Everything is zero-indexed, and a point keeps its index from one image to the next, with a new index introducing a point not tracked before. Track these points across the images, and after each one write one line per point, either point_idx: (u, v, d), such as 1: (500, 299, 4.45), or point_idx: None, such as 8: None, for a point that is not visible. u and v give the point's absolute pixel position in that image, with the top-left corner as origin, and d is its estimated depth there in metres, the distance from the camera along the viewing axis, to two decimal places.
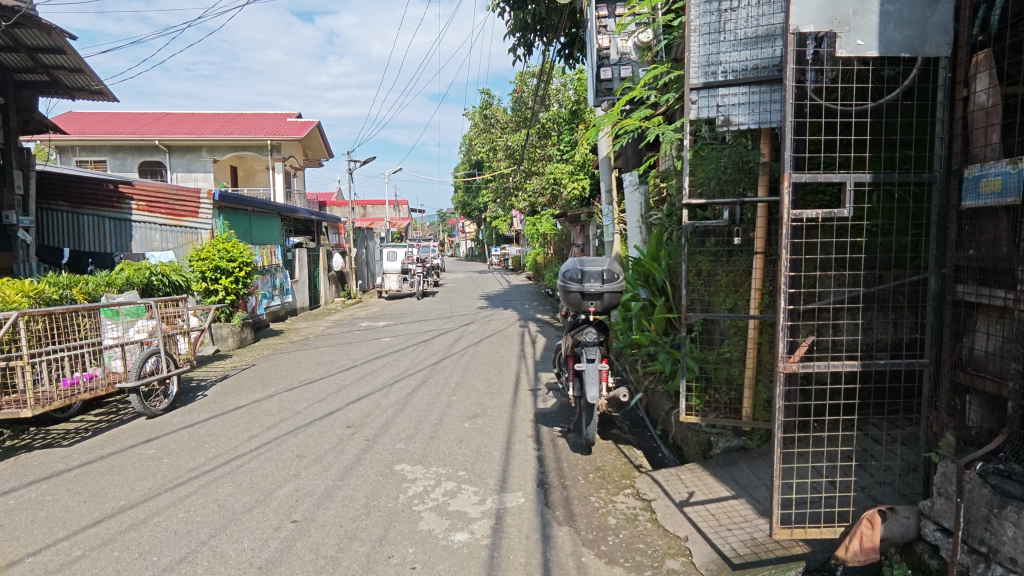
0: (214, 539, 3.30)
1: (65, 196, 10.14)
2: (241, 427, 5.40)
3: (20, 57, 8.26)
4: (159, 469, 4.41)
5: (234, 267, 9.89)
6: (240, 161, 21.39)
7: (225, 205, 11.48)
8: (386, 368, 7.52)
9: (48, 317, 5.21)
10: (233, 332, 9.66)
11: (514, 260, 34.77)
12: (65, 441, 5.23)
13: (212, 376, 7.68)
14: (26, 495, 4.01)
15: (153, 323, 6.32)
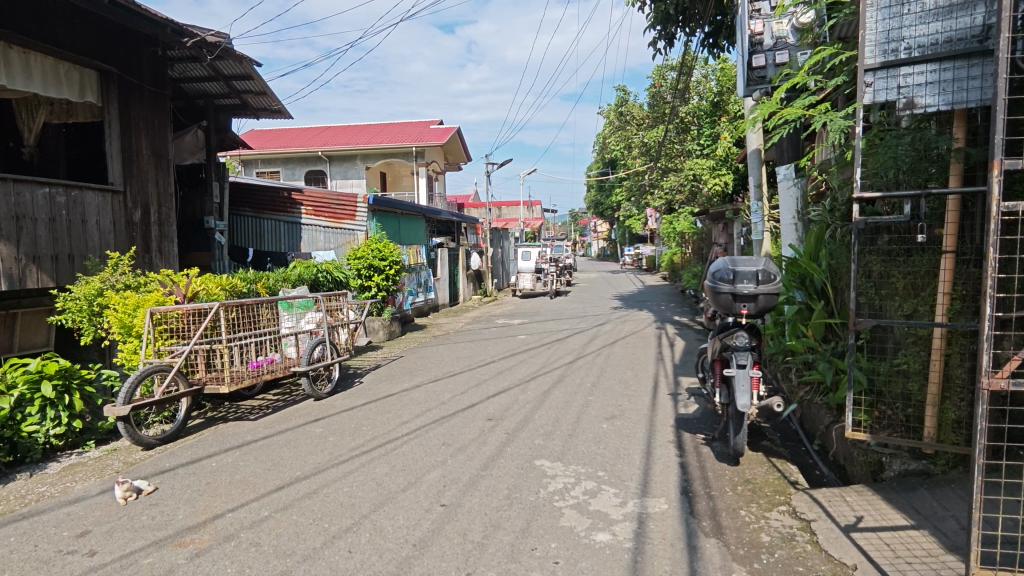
0: (374, 514, 3.60)
1: (250, 202, 11.75)
2: (393, 413, 5.85)
3: (219, 85, 9.65)
4: (325, 446, 4.92)
5: (385, 266, 10.66)
6: (389, 168, 23.15)
7: (378, 208, 12.46)
8: (523, 365, 7.70)
9: (240, 308, 6.01)
10: (384, 325, 10.49)
11: (649, 260, 33.81)
12: (253, 416, 6.03)
13: (367, 365, 8.41)
14: (224, 460, 4.68)
15: (320, 315, 7.07)
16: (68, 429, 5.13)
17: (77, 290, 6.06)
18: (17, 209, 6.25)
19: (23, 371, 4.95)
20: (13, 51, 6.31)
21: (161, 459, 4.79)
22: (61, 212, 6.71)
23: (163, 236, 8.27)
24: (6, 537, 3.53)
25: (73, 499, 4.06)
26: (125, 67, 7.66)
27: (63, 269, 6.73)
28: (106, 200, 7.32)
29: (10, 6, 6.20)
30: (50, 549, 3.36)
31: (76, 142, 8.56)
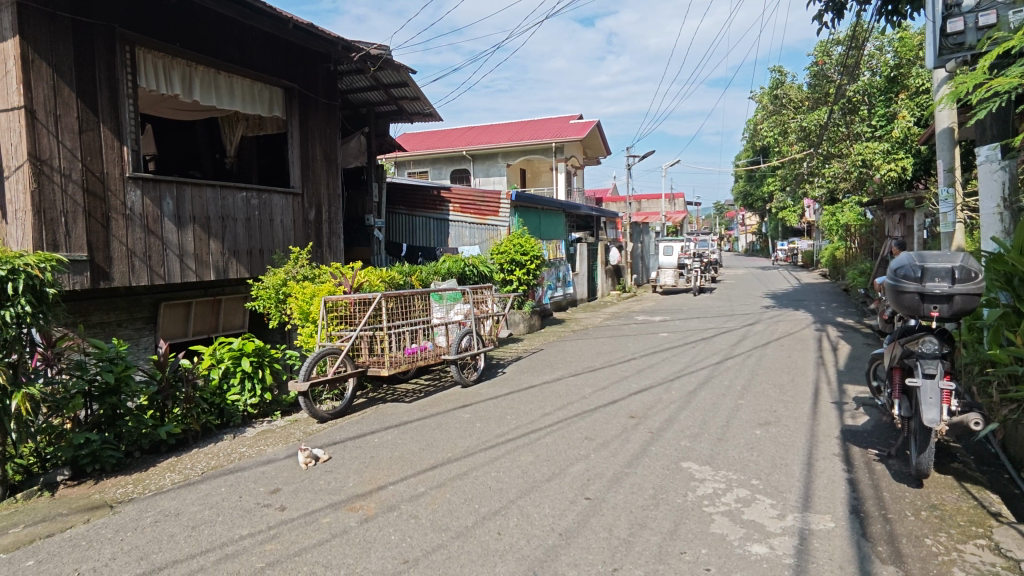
0: (521, 500, 3.73)
1: (404, 202, 12.72)
2: (536, 404, 5.99)
3: (380, 93, 10.50)
4: (474, 431, 5.18)
5: (526, 260, 10.93)
6: (529, 164, 23.66)
7: (521, 204, 12.76)
8: (666, 363, 7.47)
9: (398, 298, 6.51)
10: (524, 318, 10.79)
11: (805, 255, 30.97)
12: (408, 398, 6.54)
13: (509, 356, 8.71)
14: (385, 437, 5.12)
15: (467, 307, 7.44)
16: (261, 400, 5.96)
17: (267, 280, 6.99)
18: (222, 211, 7.36)
19: (228, 348, 5.79)
20: (220, 75, 7.47)
21: (334, 432, 5.36)
22: (254, 212, 7.78)
23: (332, 233, 9.23)
24: (218, 487, 4.19)
25: (267, 460, 4.70)
26: (305, 83, 8.65)
27: (256, 262, 7.81)
28: (289, 202, 8.33)
29: (219, 37, 7.32)
30: (250, 501, 3.92)
31: (266, 151, 9.84)
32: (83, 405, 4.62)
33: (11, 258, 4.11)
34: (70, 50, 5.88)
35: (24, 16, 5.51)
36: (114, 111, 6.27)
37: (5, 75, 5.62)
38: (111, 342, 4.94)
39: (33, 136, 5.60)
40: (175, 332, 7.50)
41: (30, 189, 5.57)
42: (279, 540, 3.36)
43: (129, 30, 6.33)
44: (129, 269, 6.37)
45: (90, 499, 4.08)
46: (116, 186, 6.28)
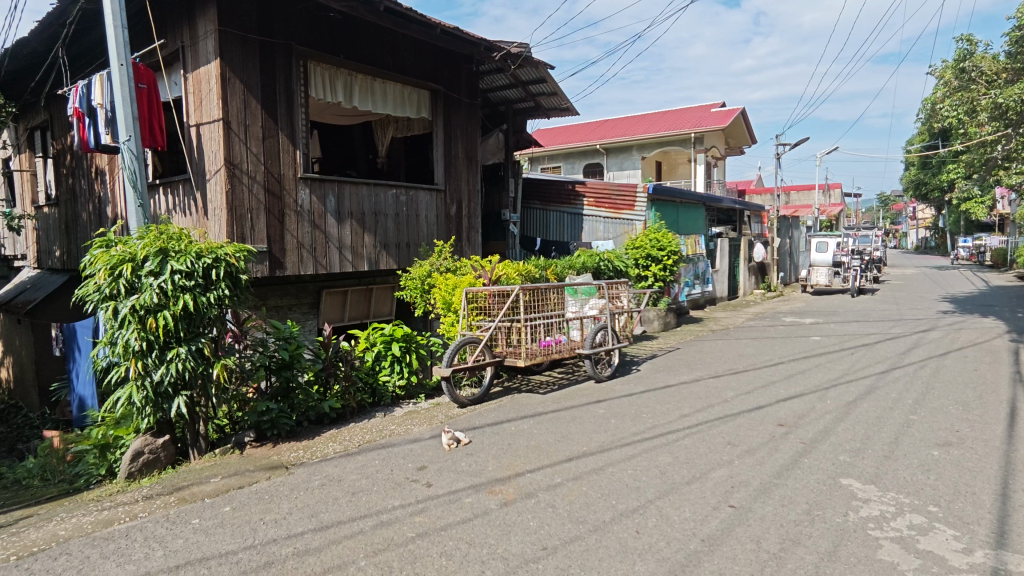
0: (660, 501, 3.64)
1: (539, 196, 12.89)
2: (673, 404, 5.80)
3: (518, 90, 10.72)
4: (609, 427, 5.14)
5: (663, 255, 10.58)
6: (666, 156, 22.88)
7: (658, 197, 12.35)
8: (820, 370, 6.85)
9: (535, 291, 6.61)
10: (659, 315, 10.51)
11: (995, 252, 26.58)
12: (542, 390, 6.66)
13: (644, 353, 8.53)
14: (522, 426, 5.26)
15: (602, 302, 7.37)
16: (408, 382, 6.40)
17: (414, 271, 7.46)
18: (376, 207, 8.00)
19: (380, 333, 6.31)
20: (376, 82, 8.09)
21: (473, 417, 5.62)
22: (403, 208, 8.36)
23: (471, 228, 9.64)
24: (373, 459, 4.59)
25: (414, 439, 5.05)
26: (450, 85, 9.09)
27: (403, 255, 8.39)
28: (433, 198, 8.83)
29: (376, 47, 7.94)
30: (401, 475, 4.24)
31: (413, 151, 10.50)
32: (264, 377, 5.29)
33: (214, 248, 4.81)
34: (257, 67, 6.72)
35: (223, 40, 6.39)
36: (290, 119, 7.07)
37: (208, 92, 6.57)
38: (286, 323, 5.59)
39: (228, 144, 6.49)
40: (334, 316, 8.27)
41: (225, 189, 6.47)
42: (426, 514, 3.60)
43: (303, 46, 7.10)
44: (298, 259, 7.17)
45: (270, 460, 4.67)
46: (290, 186, 7.09)
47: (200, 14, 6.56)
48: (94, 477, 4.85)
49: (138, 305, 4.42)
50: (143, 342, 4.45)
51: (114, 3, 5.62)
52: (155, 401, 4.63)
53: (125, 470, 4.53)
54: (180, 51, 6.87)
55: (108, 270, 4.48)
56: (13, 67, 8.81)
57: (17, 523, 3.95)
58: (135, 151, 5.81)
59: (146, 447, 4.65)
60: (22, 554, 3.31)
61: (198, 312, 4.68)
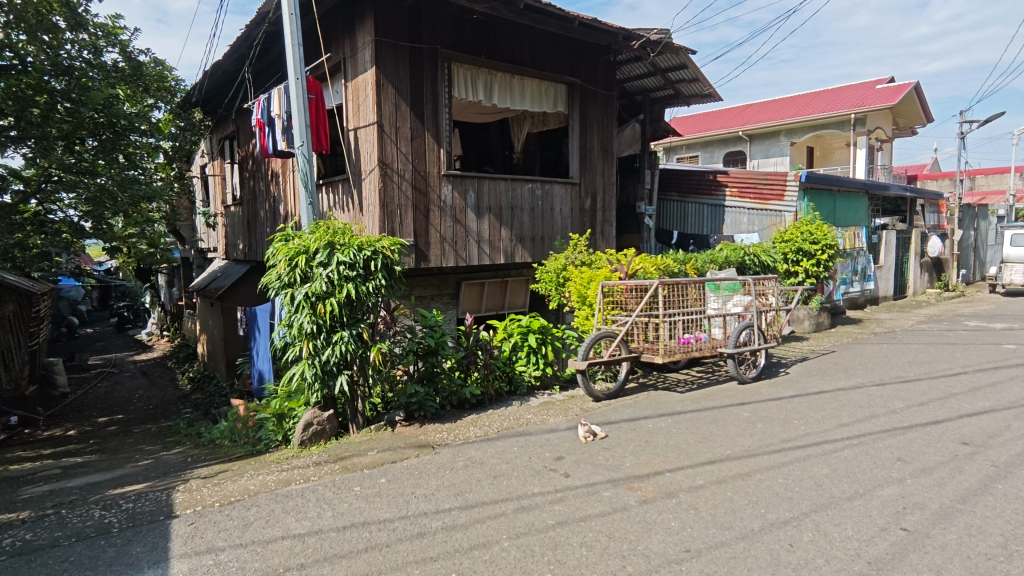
0: (816, 515, 3.36)
1: (677, 188, 12.48)
2: (829, 411, 5.31)
3: (657, 78, 10.36)
4: (754, 431, 4.85)
5: (816, 250, 9.71)
6: (819, 140, 20.95)
7: (811, 186, 11.32)
8: (1016, 383, 5.87)
9: (675, 287, 6.38)
10: (810, 315, 9.67)
11: None
12: (680, 388, 6.45)
13: (792, 355, 7.91)
14: (659, 424, 5.14)
15: (748, 299, 6.93)
16: (543, 372, 6.53)
17: (549, 264, 7.55)
18: (513, 202, 8.22)
19: (517, 324, 6.53)
20: (515, 79, 8.28)
21: (608, 412, 5.60)
22: (538, 202, 8.50)
23: (606, 221, 9.54)
24: (512, 446, 4.75)
25: (550, 429, 5.14)
26: (587, 77, 9.05)
27: (538, 248, 8.55)
28: (568, 192, 8.87)
29: (515, 44, 8.11)
30: (539, 463, 4.34)
31: (548, 145, 10.60)
32: (412, 362, 5.69)
33: (373, 242, 5.26)
34: (407, 72, 7.19)
35: (378, 49, 6.92)
36: (436, 119, 7.48)
37: (365, 99, 7.15)
38: (431, 312, 5.94)
39: (381, 145, 7.03)
40: (472, 307, 8.63)
41: (378, 188, 7.02)
42: (565, 504, 3.66)
43: (448, 49, 7.47)
44: (441, 252, 7.60)
45: (418, 439, 5.02)
46: (435, 183, 7.51)
47: (359, 27, 7.15)
48: (273, 442, 5.54)
49: (311, 292, 4.97)
50: (314, 325, 5.00)
51: (291, 23, 6.31)
52: (322, 379, 5.18)
53: (298, 438, 5.14)
54: (342, 62, 7.55)
55: (286, 262, 5.08)
56: (211, 86, 10.27)
57: (218, 476, 4.65)
58: (306, 155, 6.51)
59: (315, 419, 5.22)
60: (223, 502, 3.90)
61: (358, 300, 5.15)
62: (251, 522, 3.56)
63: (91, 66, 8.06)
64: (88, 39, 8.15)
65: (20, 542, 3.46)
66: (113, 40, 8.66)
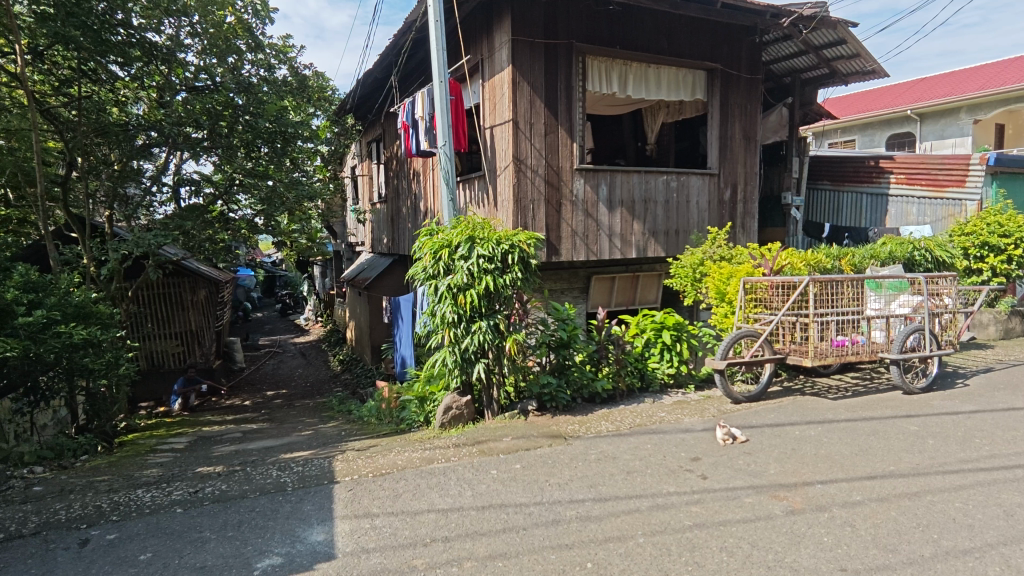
0: (1005, 547, 2.94)
1: (829, 175, 11.54)
2: (1022, 432, 4.58)
3: (809, 57, 9.50)
4: (925, 448, 4.32)
5: (1007, 244, 8.36)
6: (1013, 116, 17.94)
7: (1002, 170, 9.72)
8: None
9: (830, 285, 5.83)
10: (997, 319, 8.36)
11: None
12: (832, 395, 5.92)
13: (973, 365, 6.91)
14: (808, 431, 4.77)
15: (918, 299, 6.16)
16: (678, 370, 6.34)
17: (685, 259, 7.25)
18: (646, 194, 8.04)
19: (651, 320, 6.41)
20: (651, 68, 8.06)
21: (749, 415, 5.31)
22: (673, 194, 8.22)
23: (747, 213, 8.98)
24: (645, 443, 4.68)
25: (686, 429, 4.99)
26: (729, 61, 8.55)
27: (672, 242, 8.28)
28: (705, 183, 8.47)
29: (652, 33, 7.90)
30: (675, 463, 4.24)
31: (683, 135, 10.19)
32: (545, 354, 5.81)
33: (510, 236, 5.45)
34: (542, 69, 7.30)
35: (515, 49, 7.09)
36: (569, 114, 7.53)
37: (502, 97, 7.37)
38: (564, 305, 6.01)
39: (516, 142, 7.22)
40: (602, 301, 8.57)
41: (513, 183, 7.23)
42: (703, 506, 3.54)
43: (583, 43, 7.46)
44: (572, 246, 7.65)
45: (551, 429, 5.12)
46: (567, 177, 7.56)
47: (497, 28, 7.39)
48: (415, 422, 5.96)
49: (453, 284, 5.26)
50: (455, 315, 5.29)
51: (437, 30, 6.69)
52: (461, 365, 5.47)
53: (439, 420, 5.49)
54: (481, 63, 7.85)
55: (431, 255, 5.43)
56: (363, 94, 11.21)
57: (369, 449, 5.11)
58: (448, 154, 6.87)
59: (454, 403, 5.53)
60: (376, 473, 4.28)
61: (496, 292, 5.36)
62: (400, 494, 3.88)
63: (266, 82, 9.16)
64: (264, 59, 9.27)
65: (217, 491, 4.08)
66: (283, 57, 9.75)
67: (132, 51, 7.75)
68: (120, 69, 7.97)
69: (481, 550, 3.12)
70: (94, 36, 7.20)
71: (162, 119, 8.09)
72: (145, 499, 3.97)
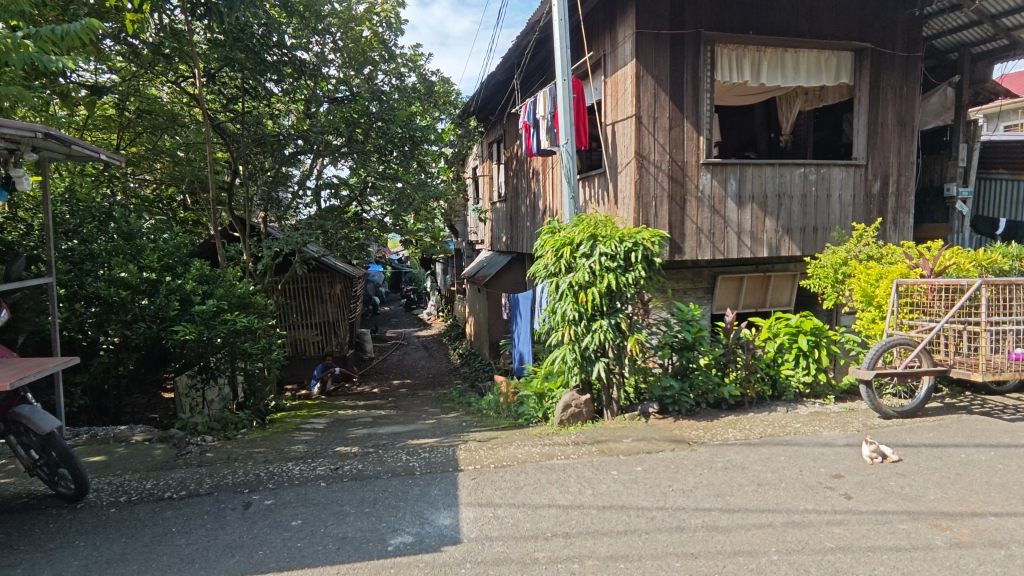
0: None
1: (1007, 163, 9.96)
2: None
3: (983, 27, 8.29)
4: None
5: None
6: None
7: None
8: None
9: (1008, 288, 5.07)
10: None
11: None
12: (1008, 415, 5.15)
13: None
14: (977, 455, 4.19)
15: None
16: (815, 379, 5.85)
17: (825, 258, 6.62)
18: (780, 188, 7.49)
19: (785, 324, 5.94)
20: (788, 53, 7.49)
21: (903, 432, 4.77)
22: (812, 188, 7.59)
23: (900, 207, 8.05)
24: (779, 454, 4.37)
25: (825, 443, 4.59)
26: (881, 39, 7.71)
27: (810, 240, 7.65)
28: (850, 174, 7.72)
29: (790, 15, 7.34)
30: (813, 478, 3.92)
31: (824, 124, 9.35)
32: (668, 355, 5.63)
33: (633, 233, 5.35)
34: (667, 61, 7.06)
35: (639, 42, 6.93)
36: (696, 107, 7.21)
37: (624, 93, 7.24)
38: (688, 305, 5.78)
39: (639, 137, 7.06)
40: (728, 302, 8.13)
41: (634, 180, 7.07)
42: (847, 527, 3.24)
43: (712, 31, 7.10)
44: (697, 244, 7.33)
45: (673, 433, 4.95)
46: (693, 172, 7.26)
47: (621, 22, 7.26)
48: (534, 417, 6.05)
49: (574, 282, 5.27)
50: (576, 313, 5.29)
51: (561, 28, 6.72)
52: (581, 364, 5.46)
53: (558, 417, 5.51)
54: (604, 59, 7.76)
55: (553, 253, 5.48)
56: (485, 96, 11.55)
57: (490, 441, 5.26)
58: (569, 151, 6.88)
59: (573, 401, 5.53)
60: (497, 465, 4.40)
61: (618, 290, 5.28)
62: (522, 486, 3.96)
63: (397, 89, 9.75)
64: (395, 68, 9.85)
65: (355, 470, 4.43)
66: (413, 65, 10.30)
67: (285, 68, 8.64)
68: (275, 85, 8.89)
69: (603, 549, 3.10)
70: (254, 57, 8.18)
71: (308, 129, 8.92)
72: (295, 472, 4.41)
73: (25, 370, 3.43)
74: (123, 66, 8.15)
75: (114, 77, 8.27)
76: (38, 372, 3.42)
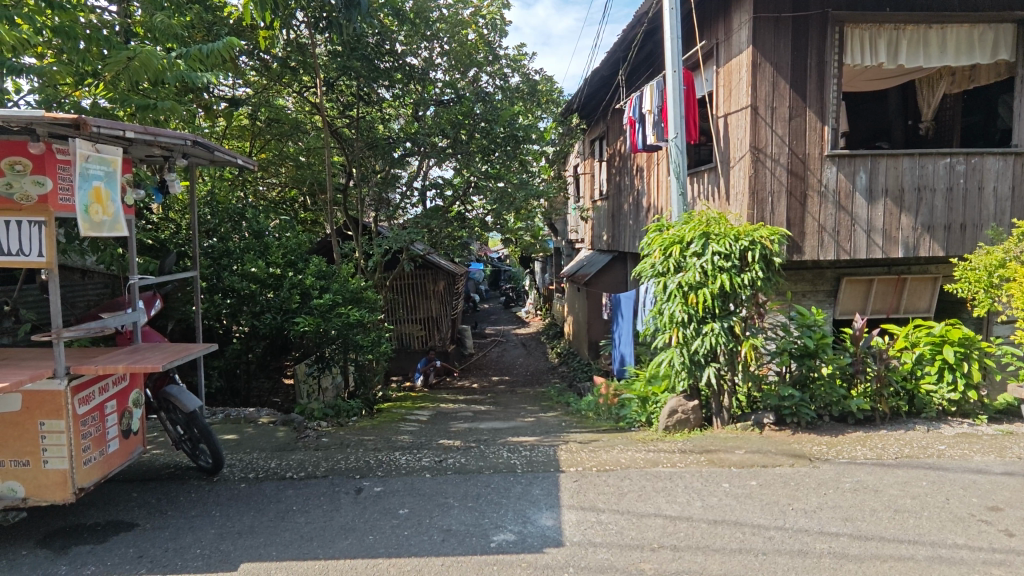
0: None
1: None
2: None
3: None
4: None
5: None
6: None
7: None
8: None
9: None
10: None
11: None
12: None
13: None
14: None
15: None
16: (963, 397, 5.19)
17: (977, 259, 5.82)
18: (920, 181, 6.71)
19: (927, 333, 5.30)
20: (932, 30, 6.68)
21: None
22: (959, 180, 6.73)
23: None
24: (920, 479, 3.90)
25: (977, 469, 4.04)
26: None
27: (955, 238, 6.79)
28: (1008, 164, 6.76)
29: None
30: (963, 509, 3.45)
31: (973, 108, 8.27)
32: (786, 362, 5.22)
33: (750, 232, 5.03)
34: (789, 46, 6.55)
35: (757, 27, 6.49)
36: (820, 94, 6.63)
37: (739, 82, 6.81)
38: (811, 310, 5.33)
39: (755, 129, 6.62)
40: (855, 307, 7.41)
41: (749, 175, 6.65)
42: (1008, 568, 2.82)
43: (840, 11, 6.48)
44: (819, 243, 6.74)
45: (792, 447, 4.57)
46: (816, 166, 6.69)
47: (736, 7, 6.84)
48: (636, 421, 5.83)
49: (684, 282, 5.05)
50: (685, 314, 5.05)
51: (672, 18, 6.45)
52: (690, 368, 5.19)
53: (663, 422, 5.28)
54: (717, 48, 7.38)
55: (661, 252, 5.26)
56: (588, 93, 11.41)
57: (592, 443, 5.16)
58: (679, 145, 6.58)
59: (679, 407, 5.28)
60: (600, 468, 4.30)
61: (732, 291, 4.99)
62: (626, 492, 3.83)
63: (500, 90, 9.91)
64: (500, 69, 9.98)
65: (458, 463, 4.51)
66: (517, 65, 10.38)
67: (396, 75, 9.11)
68: (387, 91, 9.33)
69: (715, 566, 2.92)
70: (369, 64, 8.75)
71: (416, 131, 9.30)
72: (402, 462, 4.57)
73: (173, 353, 3.81)
74: (256, 79, 8.90)
75: (249, 90, 9.04)
76: (185, 356, 3.79)
